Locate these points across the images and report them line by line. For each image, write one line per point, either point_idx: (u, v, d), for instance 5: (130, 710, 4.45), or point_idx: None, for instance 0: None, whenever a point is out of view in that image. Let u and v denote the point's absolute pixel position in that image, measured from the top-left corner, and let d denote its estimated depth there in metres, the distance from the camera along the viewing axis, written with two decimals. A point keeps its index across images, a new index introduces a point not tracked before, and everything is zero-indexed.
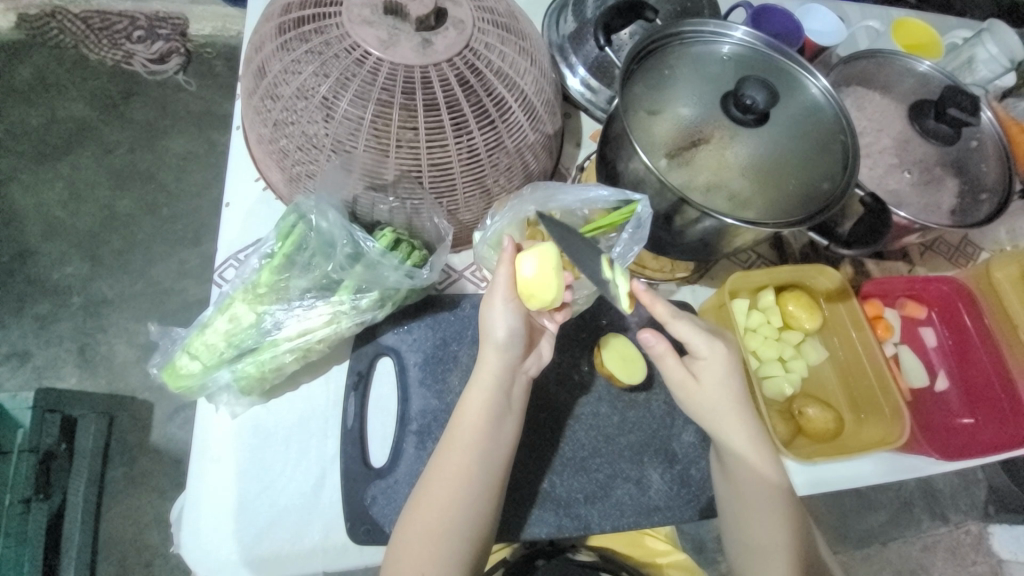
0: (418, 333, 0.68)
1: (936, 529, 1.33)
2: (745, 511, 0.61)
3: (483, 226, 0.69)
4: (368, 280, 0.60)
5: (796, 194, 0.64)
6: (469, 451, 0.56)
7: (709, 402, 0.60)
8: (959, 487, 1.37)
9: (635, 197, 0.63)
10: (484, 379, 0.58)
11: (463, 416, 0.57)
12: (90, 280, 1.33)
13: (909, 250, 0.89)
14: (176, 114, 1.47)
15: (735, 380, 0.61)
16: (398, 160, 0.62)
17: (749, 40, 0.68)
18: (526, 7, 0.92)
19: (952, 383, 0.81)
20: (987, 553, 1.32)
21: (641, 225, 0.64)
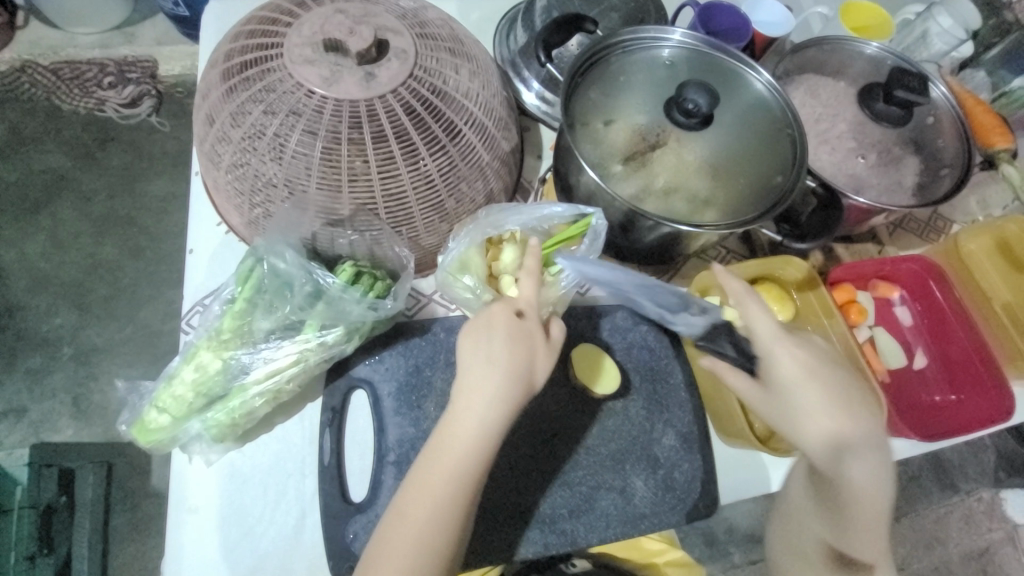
0: (390, 362, 0.68)
1: (948, 500, 1.33)
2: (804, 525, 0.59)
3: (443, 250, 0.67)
4: (333, 316, 0.60)
5: (749, 191, 0.64)
6: (459, 475, 0.52)
7: (794, 410, 0.56)
8: (967, 455, 1.37)
9: (589, 211, 0.63)
10: (476, 394, 0.53)
11: (450, 424, 0.53)
12: (79, 330, 1.33)
13: (877, 231, 0.90)
14: (152, 157, 1.48)
15: (824, 387, 0.57)
16: (352, 194, 0.62)
17: (690, 42, 0.69)
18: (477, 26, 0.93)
19: (930, 360, 0.80)
20: (1002, 520, 1.32)
21: (598, 237, 0.63)
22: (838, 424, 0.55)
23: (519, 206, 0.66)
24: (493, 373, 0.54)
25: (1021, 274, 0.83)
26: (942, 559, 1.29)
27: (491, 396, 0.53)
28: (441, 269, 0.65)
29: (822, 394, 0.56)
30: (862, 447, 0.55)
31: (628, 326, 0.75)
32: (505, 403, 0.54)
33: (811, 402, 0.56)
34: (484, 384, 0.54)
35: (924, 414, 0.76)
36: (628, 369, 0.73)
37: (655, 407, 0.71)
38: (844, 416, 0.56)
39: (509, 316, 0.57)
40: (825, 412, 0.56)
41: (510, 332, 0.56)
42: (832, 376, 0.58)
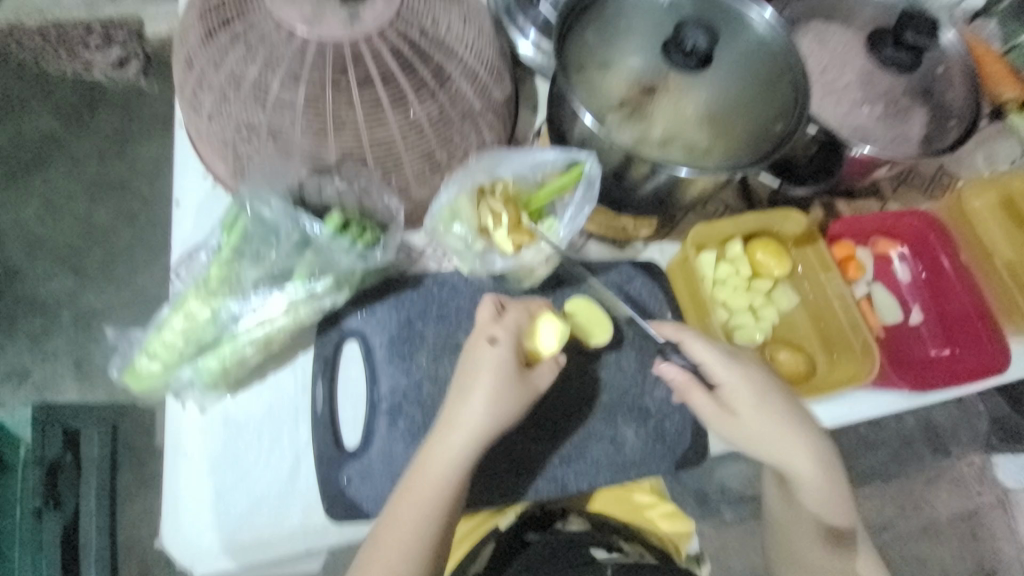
0: (382, 314, 0.67)
1: (938, 463, 1.35)
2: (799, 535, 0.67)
3: (436, 200, 0.65)
4: (322, 264, 0.60)
5: (748, 136, 0.62)
6: (431, 500, 0.56)
7: (750, 431, 0.64)
8: (960, 420, 1.37)
9: (583, 157, 0.62)
10: (451, 436, 0.57)
11: (426, 465, 0.56)
12: (77, 294, 1.33)
13: (881, 185, 0.87)
14: (142, 120, 1.44)
15: (770, 405, 0.64)
16: (339, 142, 0.61)
17: None
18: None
19: (927, 316, 0.79)
20: (992, 483, 1.35)
21: (592, 185, 0.62)
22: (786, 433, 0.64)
23: (510, 153, 0.64)
24: (478, 407, 0.57)
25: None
26: (927, 518, 1.32)
27: (470, 437, 0.57)
28: (431, 216, 0.65)
29: (759, 405, 0.64)
30: (805, 448, 0.65)
31: (622, 280, 0.75)
32: (479, 437, 0.57)
33: (761, 418, 0.64)
34: (465, 421, 0.57)
35: (917, 367, 0.76)
36: (621, 323, 0.73)
37: (648, 360, 0.72)
38: (789, 428, 0.64)
39: (495, 356, 0.58)
40: (771, 423, 0.64)
41: (494, 371, 0.58)
42: (773, 389, 0.65)
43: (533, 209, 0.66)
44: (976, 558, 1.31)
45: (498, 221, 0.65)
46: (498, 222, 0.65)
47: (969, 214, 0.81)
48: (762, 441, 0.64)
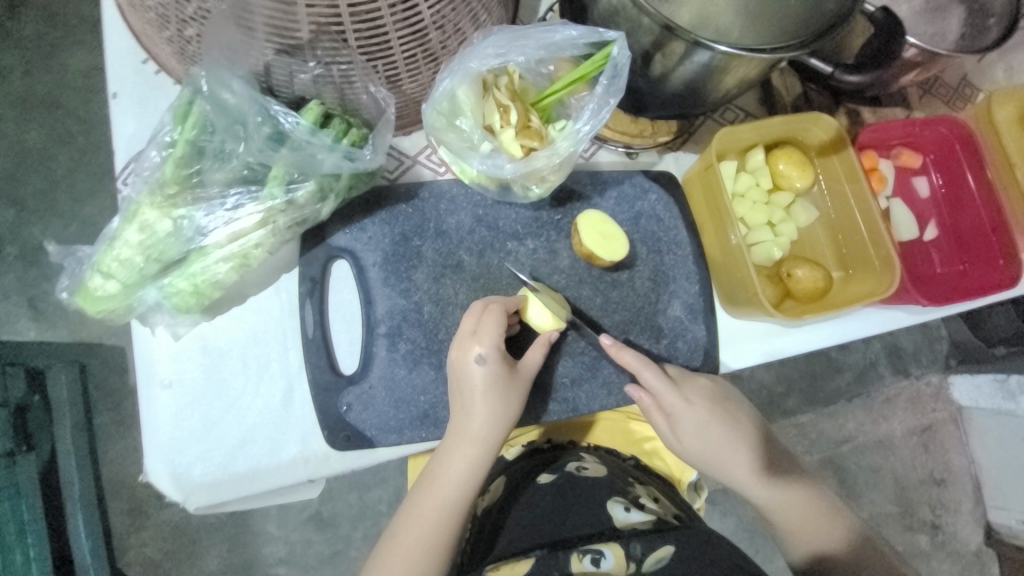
0: (373, 230, 0.60)
1: (898, 382, 1.41)
2: (776, 508, 0.68)
3: (434, 89, 0.54)
4: (303, 166, 0.52)
5: (797, 18, 0.53)
6: (448, 495, 0.56)
7: (692, 435, 0.65)
8: (922, 343, 1.44)
9: (611, 37, 0.53)
10: (464, 446, 0.56)
11: (439, 471, 0.56)
12: (20, 227, 1.09)
13: (907, 92, 0.81)
14: (70, 22, 1.12)
15: (698, 405, 0.64)
16: (311, 11, 0.45)
17: None
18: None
19: (941, 233, 0.77)
20: (948, 401, 1.44)
21: (618, 76, 0.54)
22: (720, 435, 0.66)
23: (515, 36, 0.55)
24: (476, 415, 0.55)
25: None
26: (885, 433, 1.40)
27: (473, 440, 0.56)
28: (431, 106, 0.55)
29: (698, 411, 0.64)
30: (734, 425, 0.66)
31: (635, 194, 0.69)
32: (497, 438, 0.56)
33: (695, 426, 0.64)
34: (475, 432, 0.55)
35: (927, 284, 0.75)
36: (634, 240, 0.68)
37: (661, 278, 0.68)
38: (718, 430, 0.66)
39: (475, 370, 0.55)
40: (714, 415, 0.65)
41: (486, 391, 0.55)
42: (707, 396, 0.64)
43: (543, 108, 0.58)
44: (925, 467, 1.43)
45: (506, 121, 0.56)
46: (506, 122, 0.57)
47: (998, 125, 0.77)
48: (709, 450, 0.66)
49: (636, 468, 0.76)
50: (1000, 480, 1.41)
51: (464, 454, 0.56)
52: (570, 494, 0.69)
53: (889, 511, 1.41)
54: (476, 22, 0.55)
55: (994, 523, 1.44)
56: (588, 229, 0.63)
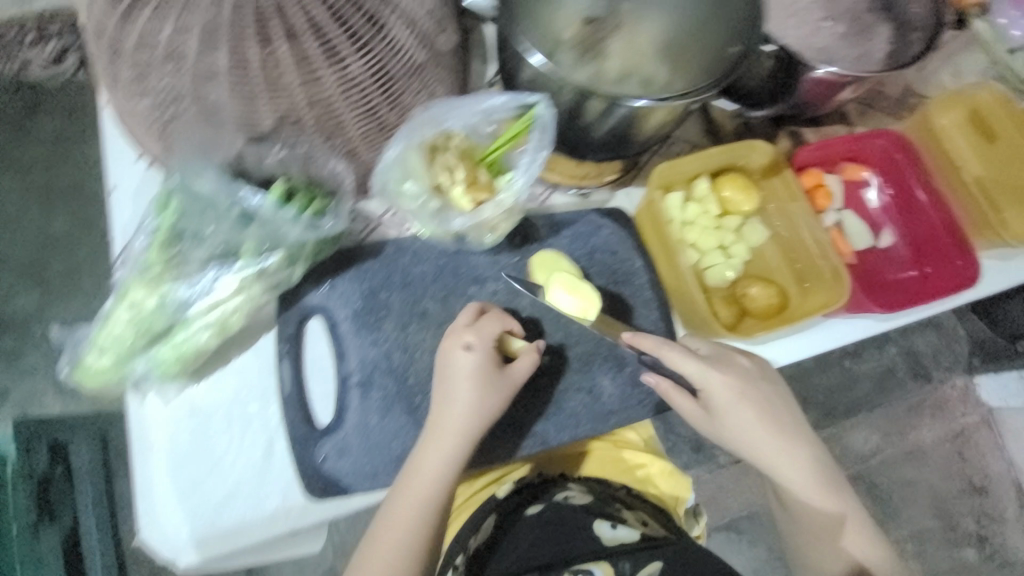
0: (344, 287, 0.65)
1: (920, 389, 1.38)
2: (813, 523, 0.72)
3: (381, 159, 0.61)
4: (271, 238, 0.58)
5: (710, 61, 0.58)
6: (428, 483, 0.57)
7: (736, 425, 0.67)
8: (941, 344, 1.40)
9: (532, 101, 0.61)
10: (447, 437, 0.58)
11: (419, 461, 0.58)
12: (47, 307, 1.18)
13: (846, 110, 0.85)
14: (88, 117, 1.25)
15: (750, 396, 0.66)
16: (273, 104, 0.55)
17: None
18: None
19: (897, 240, 0.79)
20: (976, 404, 1.40)
21: (547, 128, 0.61)
22: (782, 447, 0.68)
23: (455, 104, 0.62)
24: (463, 411, 0.58)
25: (989, 146, 0.87)
26: (914, 443, 1.36)
27: (455, 431, 0.58)
28: (381, 174, 0.62)
29: (752, 413, 0.66)
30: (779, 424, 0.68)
31: (589, 231, 0.73)
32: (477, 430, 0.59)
33: (754, 429, 0.67)
34: (455, 423, 0.58)
35: (890, 290, 0.76)
36: (591, 273, 0.72)
37: (620, 308, 0.72)
38: (779, 442, 0.68)
39: (479, 362, 0.59)
40: (760, 412, 0.67)
41: (475, 378, 0.59)
42: (765, 401, 0.67)
43: (490, 163, 0.64)
44: (962, 475, 1.37)
45: (454, 178, 0.62)
46: (453, 180, 0.62)
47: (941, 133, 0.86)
48: (749, 442, 0.68)
49: (629, 495, 0.76)
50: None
51: (443, 447, 0.58)
52: (560, 521, 0.70)
53: (925, 525, 1.34)
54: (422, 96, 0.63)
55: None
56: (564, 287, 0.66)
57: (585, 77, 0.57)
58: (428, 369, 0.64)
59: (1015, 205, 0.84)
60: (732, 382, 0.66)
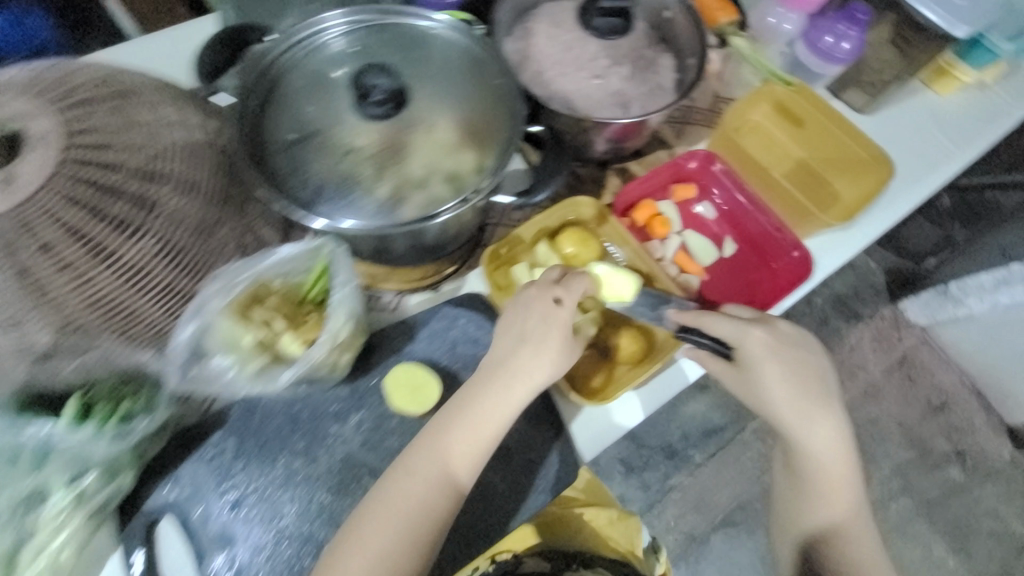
0: (189, 474, 0.61)
1: (854, 328, 1.44)
2: (811, 483, 0.73)
3: (174, 339, 0.56)
4: (81, 463, 0.55)
5: (492, 147, 0.62)
6: (433, 485, 0.59)
7: (766, 385, 0.67)
8: (858, 282, 1.47)
9: (319, 245, 0.60)
10: (461, 436, 0.60)
11: (420, 466, 0.59)
12: None
13: (660, 134, 0.90)
14: None
15: (777, 360, 0.66)
16: (49, 317, 0.53)
17: (347, 24, 0.64)
18: (156, 74, 0.81)
19: (737, 245, 0.83)
20: (909, 326, 1.44)
21: (344, 261, 0.61)
22: (812, 410, 0.67)
23: (250, 257, 0.59)
24: (478, 416, 0.60)
25: (799, 129, 0.89)
26: (866, 382, 1.40)
27: (466, 436, 0.60)
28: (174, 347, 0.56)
29: (781, 372, 0.67)
30: (815, 383, 0.68)
31: (444, 326, 0.72)
32: (487, 439, 0.60)
33: (783, 397, 0.67)
34: (471, 425, 0.60)
35: (740, 295, 0.80)
36: (456, 370, 0.70)
37: None
38: (810, 405, 0.67)
39: (515, 325, 0.63)
40: (786, 373, 0.67)
41: (518, 362, 0.61)
42: (800, 361, 0.68)
43: (308, 302, 0.62)
44: (920, 398, 1.40)
45: (276, 328, 0.59)
46: (276, 330, 0.59)
47: (751, 127, 0.90)
48: (757, 402, 0.69)
49: None
50: (993, 383, 1.36)
51: (452, 447, 0.59)
52: None
53: (905, 458, 1.36)
54: (236, 250, 0.63)
55: (1013, 425, 1.38)
56: (401, 386, 0.66)
57: (384, 195, 0.59)
58: (294, 539, 0.61)
59: (844, 176, 0.86)
60: (767, 338, 0.67)
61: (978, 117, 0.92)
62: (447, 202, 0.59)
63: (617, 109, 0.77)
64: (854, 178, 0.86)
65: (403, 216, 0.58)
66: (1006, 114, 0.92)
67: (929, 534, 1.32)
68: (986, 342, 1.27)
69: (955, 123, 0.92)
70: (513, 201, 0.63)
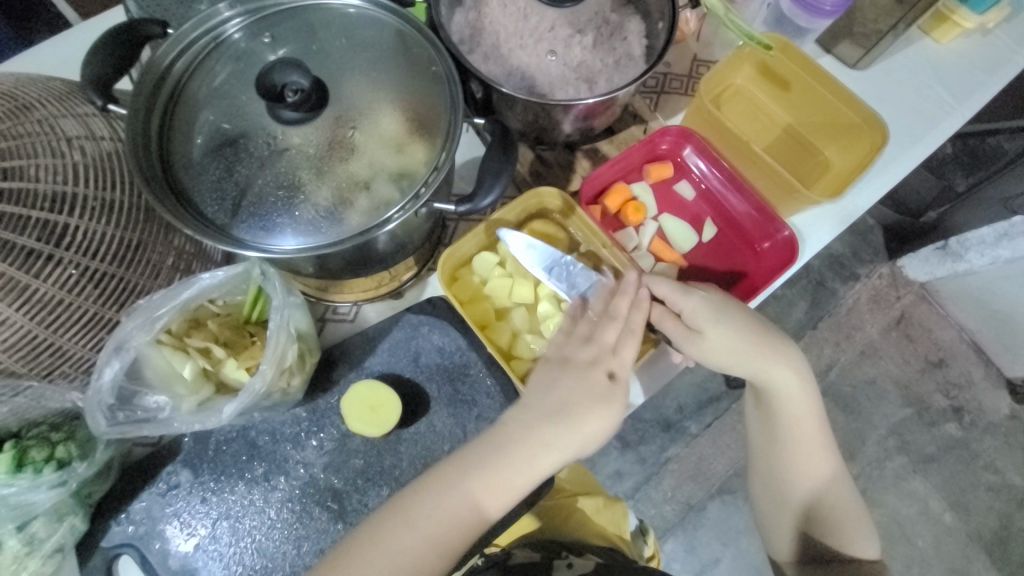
0: (144, 509, 0.60)
1: (852, 289, 1.36)
2: (780, 452, 0.68)
3: (94, 383, 0.52)
4: (22, 514, 0.54)
5: (435, 141, 0.55)
6: (427, 543, 0.53)
7: (719, 350, 0.61)
8: (856, 242, 1.39)
9: (247, 268, 0.55)
10: (455, 487, 0.55)
11: (408, 511, 0.54)
12: None
13: (635, 106, 0.81)
14: None
15: (732, 321, 0.61)
16: None
17: (249, 8, 0.56)
18: (53, 69, 0.75)
19: (717, 227, 0.78)
20: (907, 284, 1.37)
21: (273, 280, 0.56)
22: (766, 362, 0.62)
23: (171, 287, 0.53)
24: (481, 476, 0.55)
25: (786, 92, 0.81)
26: (864, 342, 1.34)
27: (467, 500, 0.55)
28: (99, 393, 0.52)
29: (737, 332, 0.61)
30: (777, 346, 0.63)
31: (407, 335, 0.68)
32: (493, 497, 0.55)
33: (740, 356, 0.62)
34: (467, 489, 0.55)
35: (722, 279, 0.76)
36: (421, 381, 0.67)
37: (461, 407, 0.66)
38: (765, 358, 0.62)
39: (555, 376, 0.59)
40: (744, 333, 0.62)
41: (539, 427, 0.56)
42: (751, 316, 0.63)
43: (250, 325, 0.59)
44: (917, 355, 1.35)
45: (216, 356, 0.57)
46: (216, 358, 0.57)
47: (733, 92, 0.82)
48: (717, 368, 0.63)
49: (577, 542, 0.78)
50: (993, 337, 1.30)
51: (445, 501, 0.54)
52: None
53: (901, 416, 1.32)
54: (172, 270, 0.58)
55: (1012, 377, 1.33)
56: (355, 407, 0.63)
57: (325, 202, 0.52)
58: (254, 573, 0.59)
59: (833, 144, 0.80)
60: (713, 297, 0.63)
61: (978, 66, 0.84)
62: (395, 204, 0.53)
63: (581, 86, 0.69)
64: (842, 144, 0.79)
65: (350, 226, 0.52)
66: (1012, 62, 0.84)
67: (925, 490, 1.29)
68: (987, 298, 1.23)
69: (952, 76, 0.84)
70: (455, 209, 0.55)
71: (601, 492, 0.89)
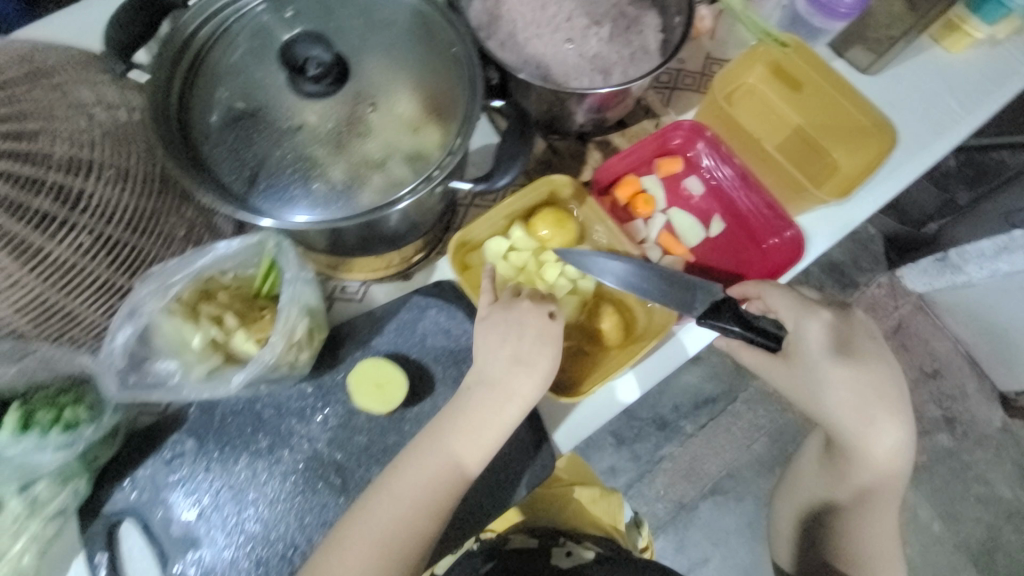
0: (148, 476, 0.61)
1: (851, 296, 1.37)
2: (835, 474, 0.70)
3: (105, 347, 0.53)
4: (27, 474, 0.54)
5: (451, 121, 0.55)
6: (412, 503, 0.56)
7: (811, 378, 0.63)
8: (857, 249, 1.40)
9: (261, 239, 0.56)
10: (429, 450, 0.57)
11: (393, 474, 0.57)
12: None
13: (647, 101, 0.82)
14: None
15: (835, 357, 0.63)
16: None
17: None
18: (67, 37, 0.74)
19: (726, 224, 0.79)
20: (906, 293, 1.38)
21: (287, 252, 0.57)
22: (861, 408, 0.64)
23: (183, 258, 0.54)
24: (452, 439, 0.57)
25: (798, 93, 0.82)
26: None
27: (441, 462, 0.57)
28: (111, 356, 0.53)
29: (846, 374, 0.63)
30: (878, 392, 0.64)
31: (413, 317, 0.68)
32: (474, 457, 0.57)
33: (838, 391, 0.63)
34: (443, 455, 0.57)
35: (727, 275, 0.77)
36: (426, 362, 0.67)
37: None
38: (865, 398, 0.63)
39: (502, 316, 0.62)
40: (850, 372, 0.63)
41: (505, 386, 0.59)
42: (863, 366, 0.64)
43: (262, 298, 0.59)
44: (913, 364, 1.36)
45: (227, 325, 0.56)
46: (227, 328, 0.56)
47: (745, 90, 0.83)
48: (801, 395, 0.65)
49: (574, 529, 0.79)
50: (990, 350, 1.31)
51: (414, 464, 0.56)
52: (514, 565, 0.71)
53: None
54: (185, 241, 0.58)
55: (1006, 391, 1.35)
56: (364, 384, 0.63)
57: (340, 178, 0.53)
58: (255, 544, 0.60)
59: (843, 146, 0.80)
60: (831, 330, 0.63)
61: (985, 77, 0.85)
62: (408, 184, 0.53)
63: (596, 77, 0.69)
64: (851, 148, 0.80)
65: (363, 202, 0.53)
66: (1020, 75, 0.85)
67: (915, 499, 1.30)
68: (984, 310, 1.24)
69: (959, 87, 0.84)
70: (471, 188, 0.55)
71: (597, 483, 0.90)
